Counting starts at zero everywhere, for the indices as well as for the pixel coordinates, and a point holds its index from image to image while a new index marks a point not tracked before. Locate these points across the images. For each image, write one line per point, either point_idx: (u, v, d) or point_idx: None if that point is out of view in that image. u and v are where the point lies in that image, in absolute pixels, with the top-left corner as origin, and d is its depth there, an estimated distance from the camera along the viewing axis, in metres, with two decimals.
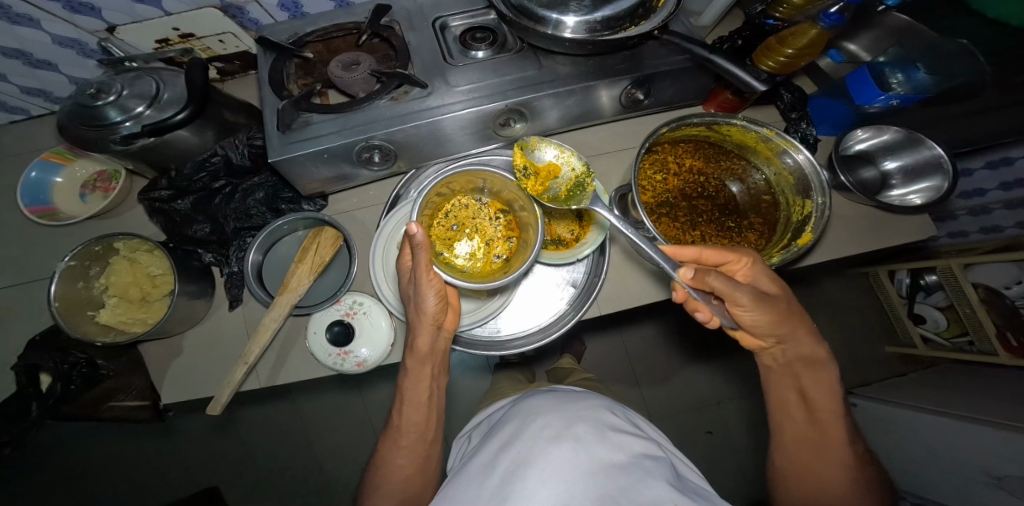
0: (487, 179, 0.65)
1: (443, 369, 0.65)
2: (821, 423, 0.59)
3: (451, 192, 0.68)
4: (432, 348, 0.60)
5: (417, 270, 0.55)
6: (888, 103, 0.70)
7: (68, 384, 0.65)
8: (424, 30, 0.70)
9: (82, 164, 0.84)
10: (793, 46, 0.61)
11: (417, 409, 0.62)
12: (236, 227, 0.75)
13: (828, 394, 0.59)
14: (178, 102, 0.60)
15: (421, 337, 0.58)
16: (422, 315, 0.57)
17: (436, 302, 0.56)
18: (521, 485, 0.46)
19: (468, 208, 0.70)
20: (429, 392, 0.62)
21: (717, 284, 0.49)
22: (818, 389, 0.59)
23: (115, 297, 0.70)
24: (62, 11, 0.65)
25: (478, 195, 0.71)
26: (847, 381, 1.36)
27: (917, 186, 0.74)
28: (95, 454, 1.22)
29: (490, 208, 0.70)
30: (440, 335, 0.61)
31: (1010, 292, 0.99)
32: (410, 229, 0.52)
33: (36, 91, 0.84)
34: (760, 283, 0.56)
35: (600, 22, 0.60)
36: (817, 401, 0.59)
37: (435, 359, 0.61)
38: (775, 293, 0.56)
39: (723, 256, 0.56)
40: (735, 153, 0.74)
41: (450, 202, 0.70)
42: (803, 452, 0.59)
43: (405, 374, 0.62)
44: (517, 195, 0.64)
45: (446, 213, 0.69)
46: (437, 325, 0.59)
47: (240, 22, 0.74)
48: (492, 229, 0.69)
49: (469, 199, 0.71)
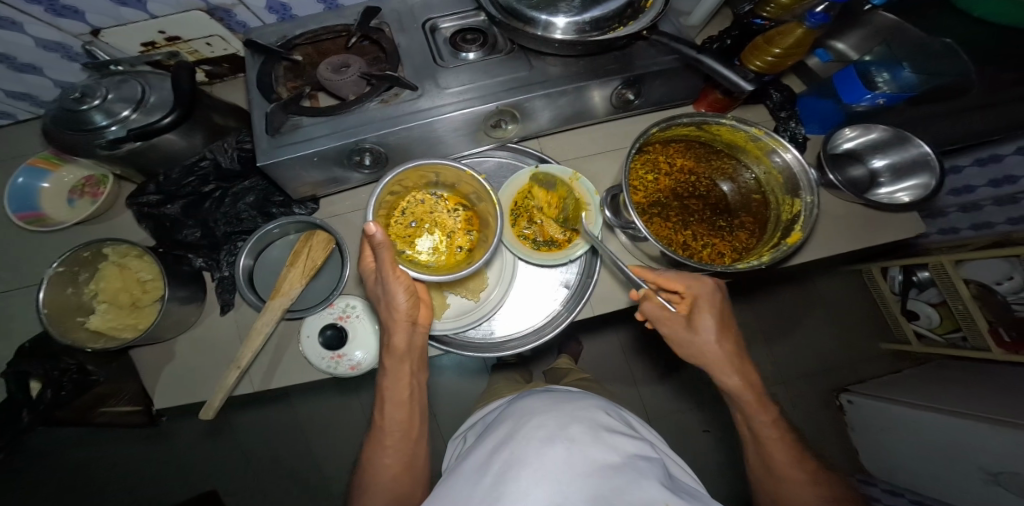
0: (439, 173, 0.64)
1: (423, 366, 0.65)
2: (767, 447, 0.60)
3: (404, 189, 0.67)
4: (409, 345, 0.60)
5: (383, 269, 0.55)
6: (875, 102, 0.70)
7: (59, 391, 0.64)
8: (414, 32, 0.70)
9: (70, 169, 0.84)
10: (780, 45, 0.62)
11: (399, 407, 0.62)
12: (227, 232, 0.75)
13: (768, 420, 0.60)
14: (165, 106, 0.60)
15: (397, 335, 0.58)
16: (394, 314, 0.57)
17: (406, 299, 0.57)
18: (511, 486, 0.46)
19: (424, 204, 0.69)
20: (411, 390, 0.62)
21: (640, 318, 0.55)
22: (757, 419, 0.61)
23: (105, 303, 0.69)
24: (46, 14, 0.64)
25: (432, 189, 0.70)
26: (843, 378, 1.37)
27: (905, 184, 0.75)
28: (89, 461, 1.21)
29: (447, 201, 0.70)
30: (416, 332, 0.61)
31: (1000, 287, 1.01)
32: (367, 229, 0.52)
33: (21, 95, 0.83)
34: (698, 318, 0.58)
35: (589, 23, 0.60)
36: (761, 428, 0.60)
37: (413, 356, 0.61)
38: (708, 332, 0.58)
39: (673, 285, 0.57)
40: (725, 152, 0.74)
41: (404, 200, 0.69)
42: (759, 470, 0.62)
43: (384, 372, 0.62)
44: (472, 186, 0.64)
45: (402, 211, 0.68)
46: (411, 321, 0.59)
47: (228, 24, 0.74)
48: (451, 221, 0.70)
49: (423, 194, 0.70)
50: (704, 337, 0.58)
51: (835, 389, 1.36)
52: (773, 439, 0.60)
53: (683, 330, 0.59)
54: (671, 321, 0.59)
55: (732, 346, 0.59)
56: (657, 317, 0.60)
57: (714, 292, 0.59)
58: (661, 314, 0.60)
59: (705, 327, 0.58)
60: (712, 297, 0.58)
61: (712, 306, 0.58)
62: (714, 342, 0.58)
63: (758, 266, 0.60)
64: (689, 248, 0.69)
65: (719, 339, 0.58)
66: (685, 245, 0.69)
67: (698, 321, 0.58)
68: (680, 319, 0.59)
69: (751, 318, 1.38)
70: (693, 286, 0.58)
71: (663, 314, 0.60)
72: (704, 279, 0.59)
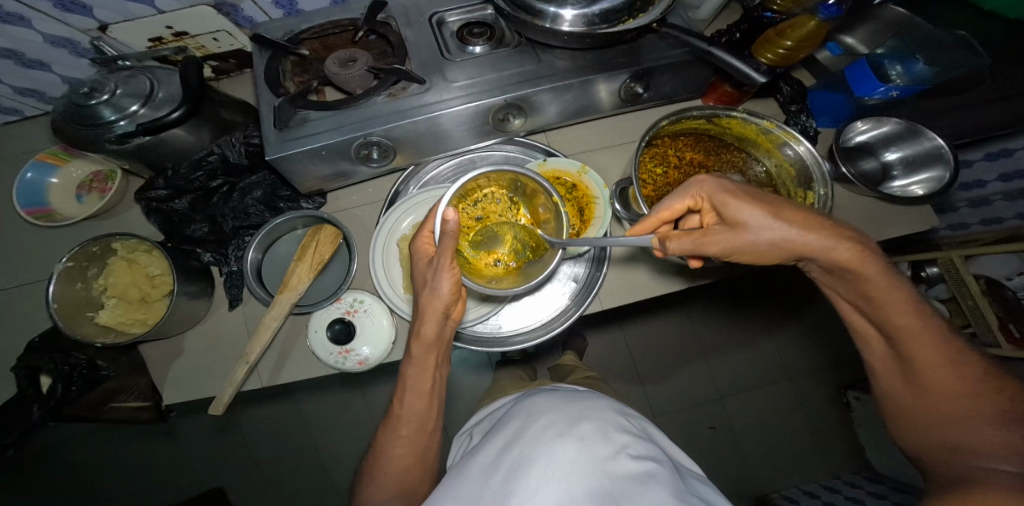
0: (523, 180, 0.63)
1: (446, 358, 0.65)
2: (905, 344, 0.50)
3: (486, 181, 0.66)
4: (438, 335, 0.59)
5: (440, 257, 0.53)
6: (889, 95, 0.67)
7: (70, 385, 0.64)
8: (421, 26, 0.69)
9: (78, 164, 0.84)
10: (791, 37, 0.60)
11: (419, 398, 0.61)
12: (235, 226, 0.74)
13: (905, 310, 0.49)
14: (173, 101, 0.60)
15: (429, 323, 0.57)
16: (434, 302, 0.56)
17: (451, 290, 0.55)
18: (521, 485, 0.45)
19: (498, 204, 0.70)
20: (433, 382, 0.62)
21: (678, 246, 0.46)
22: (889, 307, 0.50)
23: (114, 298, 0.69)
24: (53, 9, 0.64)
25: (511, 192, 0.69)
26: (851, 375, 1.37)
27: (919, 177, 0.73)
28: (96, 457, 1.22)
29: (517, 209, 0.70)
30: (446, 323, 0.60)
31: (1011, 282, 0.99)
32: (446, 215, 0.53)
33: (29, 91, 0.83)
34: (731, 205, 0.48)
35: (598, 15, 0.59)
36: (895, 322, 0.50)
37: (440, 348, 0.60)
38: (757, 209, 0.47)
39: (678, 202, 0.51)
40: (735, 146, 0.74)
41: (482, 192, 0.68)
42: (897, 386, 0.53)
43: (409, 361, 0.61)
44: (546, 203, 0.63)
45: (474, 201, 0.68)
46: (445, 313, 0.58)
47: (234, 19, 0.74)
48: (509, 227, 0.67)
49: (502, 195, 0.70)
50: (763, 227, 0.47)
51: (840, 386, 1.37)
52: (910, 328, 0.50)
53: (737, 238, 0.47)
54: (725, 238, 0.47)
55: (793, 213, 0.48)
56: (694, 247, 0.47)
57: (721, 180, 0.50)
58: (693, 244, 0.47)
59: (750, 218, 0.47)
60: (725, 184, 0.49)
61: (735, 190, 0.48)
62: (773, 222, 0.47)
63: None
64: None
65: (780, 216, 0.47)
66: None
67: (735, 220, 0.48)
68: (718, 228, 0.48)
69: (757, 313, 1.38)
70: (692, 193, 0.51)
71: (700, 239, 0.47)
72: (700, 178, 0.51)
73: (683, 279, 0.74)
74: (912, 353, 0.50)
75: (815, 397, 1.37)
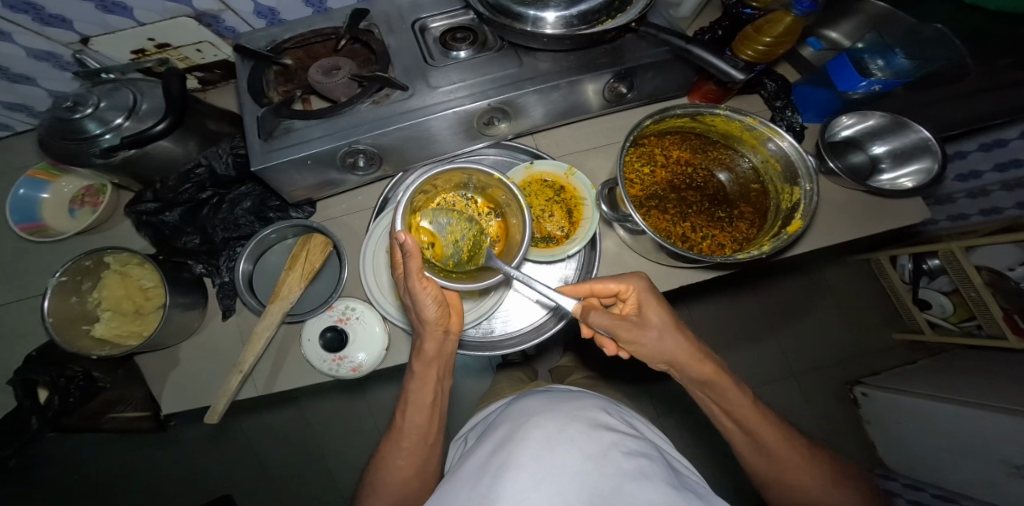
0: (476, 177, 0.64)
1: (449, 372, 0.66)
2: (755, 433, 0.60)
3: (434, 189, 0.66)
4: (439, 352, 0.60)
5: (410, 279, 0.54)
6: (872, 89, 0.67)
7: (66, 397, 0.66)
8: (403, 32, 0.69)
9: (69, 180, 0.85)
10: (770, 33, 0.60)
11: (420, 411, 0.62)
12: (225, 237, 0.75)
13: (750, 408, 0.60)
14: (158, 112, 0.60)
15: (429, 343, 0.59)
16: (428, 323, 0.57)
17: (436, 309, 0.56)
18: (509, 487, 0.44)
19: (456, 206, 0.68)
20: (435, 395, 0.63)
21: (599, 320, 0.52)
22: (735, 403, 0.60)
23: (109, 311, 0.71)
24: (34, 23, 0.65)
25: (462, 191, 0.69)
26: (857, 370, 1.36)
27: (907, 169, 0.73)
28: (101, 467, 1.23)
29: (478, 204, 0.69)
30: (448, 340, 0.61)
31: (1012, 273, 0.97)
32: (399, 237, 0.52)
33: (17, 106, 0.84)
34: (647, 308, 0.56)
35: (577, 17, 0.59)
36: (744, 415, 0.60)
37: (440, 363, 0.61)
38: (661, 318, 0.56)
39: (610, 285, 0.56)
40: (722, 143, 0.74)
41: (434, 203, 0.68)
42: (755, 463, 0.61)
43: (411, 377, 0.63)
44: (503, 191, 0.63)
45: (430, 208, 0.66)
46: (444, 329, 0.59)
47: (217, 30, 0.75)
48: (463, 228, 0.65)
49: (454, 197, 0.68)
50: (661, 333, 0.56)
51: (847, 381, 1.36)
52: (760, 423, 0.60)
53: (642, 335, 0.55)
54: (636, 333, 0.55)
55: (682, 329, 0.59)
56: (611, 328, 0.53)
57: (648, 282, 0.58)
58: (612, 323, 0.53)
59: (655, 322, 0.56)
60: (649, 287, 0.58)
61: (653, 296, 0.57)
62: (668, 330, 0.56)
63: (759, 255, 0.57)
64: (689, 240, 0.68)
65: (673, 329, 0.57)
66: (684, 238, 0.68)
67: (646, 319, 0.56)
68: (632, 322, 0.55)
69: (756, 310, 1.38)
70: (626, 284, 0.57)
71: (613, 323, 0.52)
72: (634, 273, 0.58)
73: (679, 274, 0.72)
74: (764, 439, 0.60)
75: (823, 393, 1.35)
